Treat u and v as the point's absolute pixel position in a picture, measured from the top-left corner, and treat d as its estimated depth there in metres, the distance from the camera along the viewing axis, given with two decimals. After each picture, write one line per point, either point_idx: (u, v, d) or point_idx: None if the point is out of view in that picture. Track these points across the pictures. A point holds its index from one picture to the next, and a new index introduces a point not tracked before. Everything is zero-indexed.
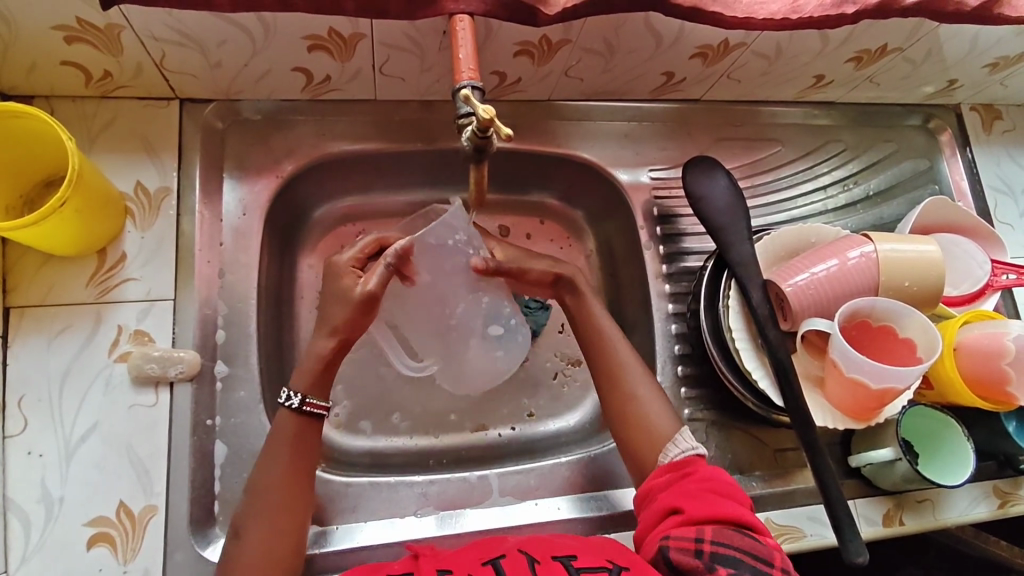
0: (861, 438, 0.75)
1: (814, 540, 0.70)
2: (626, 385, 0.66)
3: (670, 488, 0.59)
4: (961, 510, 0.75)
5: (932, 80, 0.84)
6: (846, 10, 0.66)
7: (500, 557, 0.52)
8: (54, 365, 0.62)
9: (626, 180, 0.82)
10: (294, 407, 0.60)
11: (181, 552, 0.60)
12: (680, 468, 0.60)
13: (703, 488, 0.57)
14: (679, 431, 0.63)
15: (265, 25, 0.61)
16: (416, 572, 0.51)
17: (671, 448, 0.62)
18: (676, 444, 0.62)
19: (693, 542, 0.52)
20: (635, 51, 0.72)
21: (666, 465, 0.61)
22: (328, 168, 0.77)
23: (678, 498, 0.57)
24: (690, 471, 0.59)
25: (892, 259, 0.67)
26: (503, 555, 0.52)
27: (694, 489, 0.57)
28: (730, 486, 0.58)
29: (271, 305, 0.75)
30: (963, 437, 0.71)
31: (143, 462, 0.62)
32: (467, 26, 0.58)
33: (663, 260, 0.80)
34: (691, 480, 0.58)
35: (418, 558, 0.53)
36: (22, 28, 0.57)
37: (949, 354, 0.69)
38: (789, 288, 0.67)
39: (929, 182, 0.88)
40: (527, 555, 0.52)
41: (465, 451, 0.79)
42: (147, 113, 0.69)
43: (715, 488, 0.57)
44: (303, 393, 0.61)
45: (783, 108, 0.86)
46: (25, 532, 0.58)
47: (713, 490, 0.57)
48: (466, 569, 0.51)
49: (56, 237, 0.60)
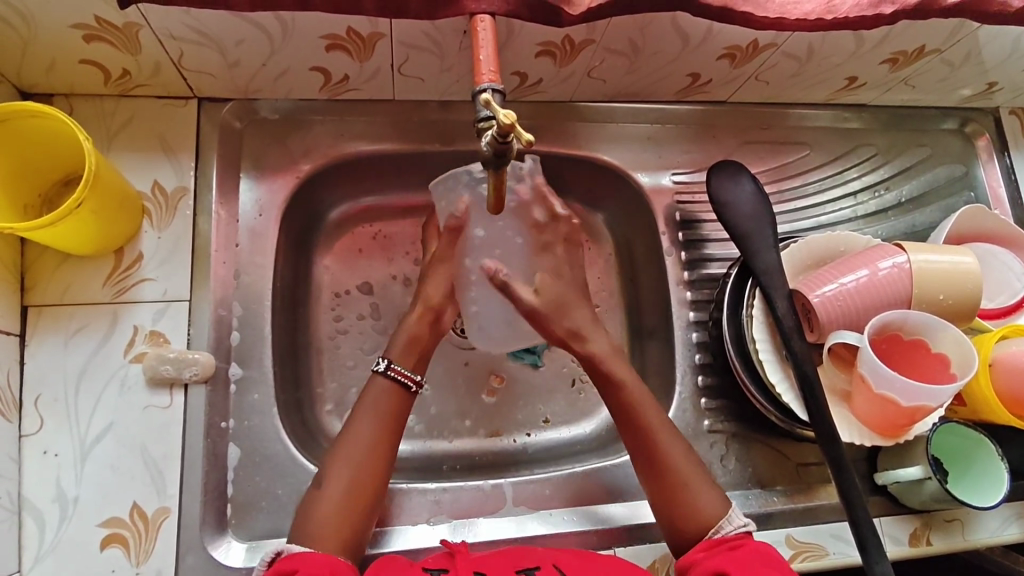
0: (889, 454, 0.73)
1: (836, 559, 0.68)
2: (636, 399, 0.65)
3: (715, 555, 0.57)
4: (992, 531, 0.73)
5: (971, 83, 0.80)
6: (884, 10, 0.63)
7: (534, 569, 0.52)
8: (70, 365, 0.62)
9: (648, 184, 0.80)
10: (382, 369, 0.64)
11: (193, 556, 0.60)
12: (727, 541, 0.58)
13: (751, 555, 0.55)
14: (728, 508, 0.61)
15: (282, 25, 0.60)
16: (451, 570, 0.51)
17: (723, 524, 0.60)
18: (728, 520, 0.60)
19: None
20: (660, 52, 0.70)
21: (714, 539, 0.59)
22: (345, 169, 0.76)
23: (724, 563, 0.55)
24: (739, 544, 0.57)
25: (926, 271, 0.64)
26: (537, 565, 0.52)
27: (742, 557, 0.55)
28: (781, 559, 0.56)
29: (286, 306, 0.74)
30: (996, 457, 0.68)
31: (158, 463, 0.61)
32: (488, 26, 0.56)
33: (684, 267, 0.78)
34: (740, 550, 0.56)
35: (453, 556, 0.53)
36: (41, 26, 0.57)
37: (984, 371, 0.66)
38: (816, 299, 0.65)
39: (964, 189, 0.85)
40: (560, 571, 0.52)
41: (479, 458, 0.77)
42: (165, 112, 0.69)
43: (764, 557, 0.55)
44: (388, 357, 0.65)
45: (812, 111, 0.83)
46: (39, 531, 0.58)
47: (763, 559, 0.54)
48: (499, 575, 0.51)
49: (73, 236, 0.60)
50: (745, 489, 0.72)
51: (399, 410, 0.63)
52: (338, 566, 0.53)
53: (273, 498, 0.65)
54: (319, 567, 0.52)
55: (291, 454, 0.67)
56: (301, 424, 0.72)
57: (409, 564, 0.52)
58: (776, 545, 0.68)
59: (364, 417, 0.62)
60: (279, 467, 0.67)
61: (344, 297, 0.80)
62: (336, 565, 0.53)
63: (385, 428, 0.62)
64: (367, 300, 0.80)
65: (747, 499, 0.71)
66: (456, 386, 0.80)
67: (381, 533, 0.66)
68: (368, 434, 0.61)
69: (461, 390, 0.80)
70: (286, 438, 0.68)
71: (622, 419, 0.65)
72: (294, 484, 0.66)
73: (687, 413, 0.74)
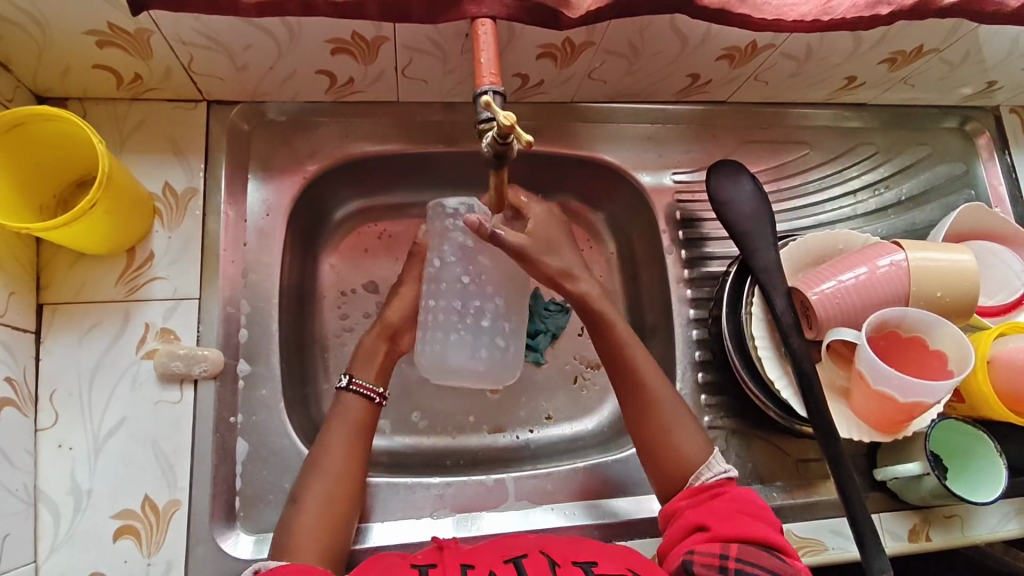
0: (888, 450, 0.74)
1: (835, 554, 0.69)
2: (635, 395, 0.65)
3: (696, 506, 0.59)
4: (990, 527, 0.73)
5: (971, 82, 0.81)
6: (880, 11, 0.64)
7: (521, 557, 0.53)
8: (84, 361, 0.64)
9: (649, 183, 0.81)
10: (343, 384, 0.67)
11: (202, 548, 0.62)
12: (709, 489, 0.60)
13: (731, 505, 0.57)
14: (711, 455, 0.63)
15: (289, 29, 0.61)
16: (438, 565, 0.52)
17: (704, 471, 0.61)
18: (710, 468, 0.61)
19: (717, 558, 0.52)
20: (660, 53, 0.71)
21: (696, 487, 0.61)
22: (351, 169, 0.78)
23: (706, 514, 0.57)
24: (720, 492, 0.59)
25: (924, 269, 0.65)
26: (524, 553, 0.54)
27: (721, 508, 0.57)
28: (762, 507, 0.58)
29: (293, 304, 0.76)
30: (995, 454, 0.68)
31: (168, 457, 0.63)
32: (489, 29, 0.57)
33: (685, 265, 0.79)
34: (721, 499, 0.58)
35: (441, 549, 0.54)
36: (56, 34, 0.59)
37: (982, 368, 0.67)
38: (814, 296, 0.66)
39: (964, 187, 0.85)
40: (548, 557, 0.53)
41: (482, 453, 0.79)
42: (175, 114, 0.71)
43: (741, 507, 0.57)
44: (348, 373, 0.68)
45: (813, 110, 0.84)
46: (54, 523, 0.60)
47: (745, 508, 0.57)
48: (487, 566, 0.52)
49: (87, 236, 0.61)
50: (745, 484, 0.73)
51: (367, 417, 0.66)
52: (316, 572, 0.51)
53: (280, 491, 0.67)
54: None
55: (298, 448, 0.69)
56: (308, 420, 0.74)
57: (399, 565, 0.52)
58: None
59: (337, 426, 0.65)
60: (286, 462, 0.68)
61: (350, 296, 0.81)
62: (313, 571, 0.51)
63: (363, 435, 0.65)
64: (372, 299, 0.81)
65: None
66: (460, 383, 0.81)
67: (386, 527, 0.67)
68: (350, 437, 0.64)
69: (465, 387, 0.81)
70: (293, 434, 0.69)
71: (632, 396, 0.66)
72: None
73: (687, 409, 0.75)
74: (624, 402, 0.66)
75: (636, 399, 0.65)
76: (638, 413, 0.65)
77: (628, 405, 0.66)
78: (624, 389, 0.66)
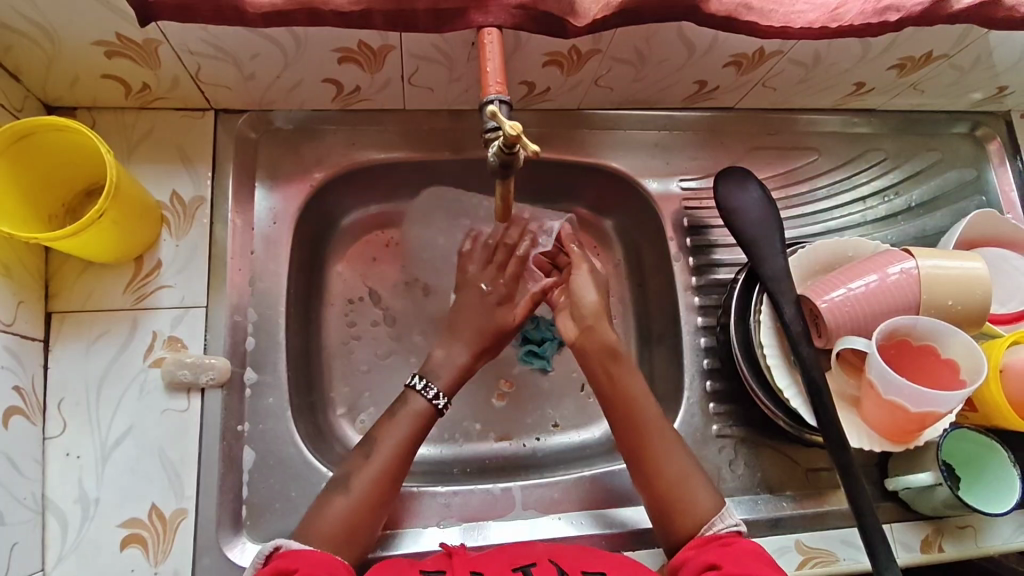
0: (899, 460, 0.73)
1: (847, 565, 0.68)
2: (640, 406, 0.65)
3: (707, 551, 0.56)
4: (1005, 537, 0.72)
5: (982, 86, 0.80)
6: (889, 18, 0.64)
7: (531, 565, 0.53)
8: (92, 369, 0.64)
9: (656, 190, 0.80)
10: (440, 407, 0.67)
11: (208, 557, 0.62)
12: (720, 537, 0.58)
13: (740, 551, 0.55)
14: (721, 508, 0.61)
15: (297, 39, 0.62)
16: (449, 570, 0.53)
17: (716, 522, 0.60)
18: (722, 518, 0.60)
19: None
20: (667, 60, 0.70)
21: (708, 535, 0.58)
22: (358, 176, 0.78)
23: (718, 558, 0.55)
24: (729, 540, 0.57)
25: (936, 276, 0.64)
26: (533, 562, 0.54)
27: (734, 551, 0.55)
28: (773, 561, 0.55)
29: (300, 312, 0.76)
30: (1008, 462, 0.67)
31: (175, 466, 0.63)
32: (495, 38, 0.58)
33: (692, 272, 0.79)
34: (732, 547, 0.56)
35: (451, 557, 0.54)
36: (66, 44, 0.59)
37: (995, 377, 0.66)
38: (824, 304, 0.65)
39: (976, 193, 0.84)
40: (558, 566, 0.53)
41: (489, 462, 0.78)
42: (183, 123, 0.71)
43: (755, 552, 0.55)
44: (447, 396, 0.68)
45: (821, 116, 0.83)
46: (61, 531, 0.60)
47: (753, 554, 0.55)
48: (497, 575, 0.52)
49: (95, 246, 0.62)
50: (754, 494, 0.72)
51: (421, 432, 0.66)
52: (342, 573, 0.54)
53: (286, 500, 0.67)
54: (316, 566, 0.53)
55: (305, 457, 0.69)
56: (314, 427, 0.74)
57: (409, 568, 0.53)
58: (785, 551, 0.68)
59: None
60: (292, 470, 0.68)
61: (358, 303, 0.81)
62: (338, 570, 0.54)
63: (408, 442, 0.65)
64: (379, 307, 0.81)
65: (756, 504, 0.71)
66: (467, 389, 0.81)
67: (390, 536, 0.67)
68: None
69: (471, 394, 0.81)
70: (299, 442, 0.69)
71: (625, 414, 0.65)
72: (307, 486, 0.68)
73: (695, 418, 0.75)
74: (617, 427, 0.66)
75: (630, 421, 0.65)
76: (636, 429, 0.65)
77: (620, 423, 0.66)
78: (619, 417, 0.66)
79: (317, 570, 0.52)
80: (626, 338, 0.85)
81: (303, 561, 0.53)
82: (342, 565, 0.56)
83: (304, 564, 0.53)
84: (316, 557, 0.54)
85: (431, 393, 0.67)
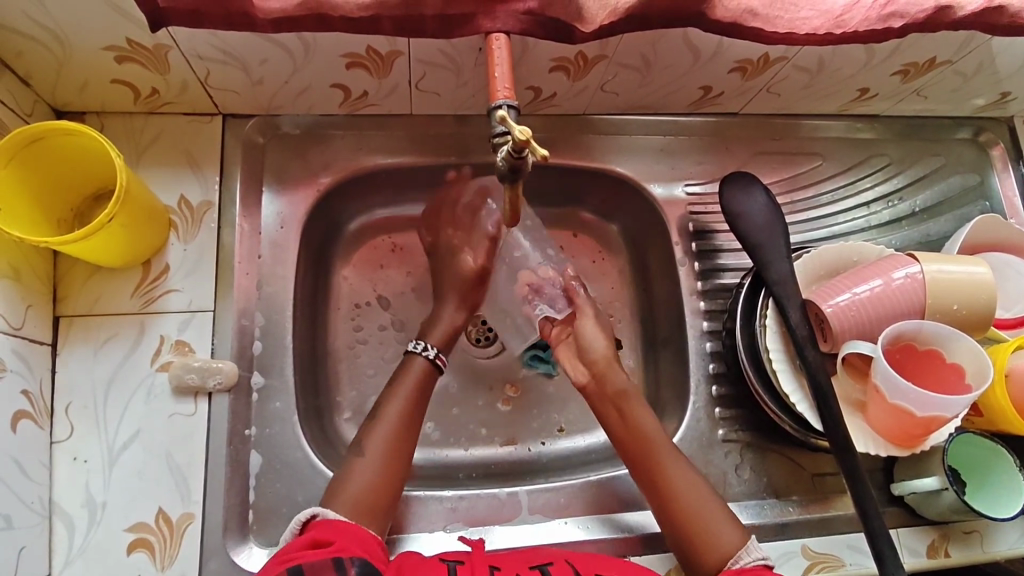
0: (905, 465, 0.73)
1: (853, 570, 0.68)
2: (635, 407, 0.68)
3: None
4: (1012, 542, 0.72)
5: (983, 93, 0.80)
6: (892, 24, 0.64)
7: (548, 563, 0.54)
8: (100, 373, 0.64)
9: (661, 195, 0.81)
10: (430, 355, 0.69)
11: (215, 560, 0.62)
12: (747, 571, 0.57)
13: None
14: (747, 542, 0.60)
15: (305, 44, 0.62)
16: (466, 562, 0.53)
17: (743, 555, 0.59)
18: (748, 552, 0.59)
19: None
20: (671, 67, 0.71)
21: (734, 568, 0.57)
22: (364, 182, 0.78)
23: None
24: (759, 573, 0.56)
25: (941, 281, 0.64)
26: (550, 562, 0.54)
27: None
28: None
29: (306, 315, 0.76)
30: (1014, 468, 0.67)
31: (182, 469, 0.63)
32: (503, 44, 0.58)
33: (697, 277, 0.79)
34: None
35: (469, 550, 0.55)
36: (76, 50, 0.60)
37: (1000, 382, 0.66)
38: (828, 309, 0.65)
39: (979, 198, 0.85)
40: (574, 566, 0.53)
41: (495, 466, 0.78)
42: (191, 128, 0.71)
43: None
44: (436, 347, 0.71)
45: (825, 122, 0.84)
46: (69, 536, 0.60)
47: None
48: (514, 569, 0.52)
49: (104, 249, 0.62)
50: (760, 499, 0.72)
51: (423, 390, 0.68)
52: (372, 548, 0.54)
53: (294, 504, 0.67)
54: (351, 541, 0.53)
55: (311, 461, 0.69)
56: (321, 431, 0.74)
57: (428, 558, 0.53)
58: (791, 555, 0.68)
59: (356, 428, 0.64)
60: (298, 475, 0.68)
61: (364, 308, 0.81)
62: (369, 544, 0.55)
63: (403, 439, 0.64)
64: (386, 312, 0.82)
65: (762, 509, 0.71)
66: (472, 394, 0.81)
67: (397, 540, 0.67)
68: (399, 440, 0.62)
69: (478, 400, 0.81)
70: (306, 445, 0.69)
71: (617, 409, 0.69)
72: (314, 490, 0.68)
73: (701, 422, 0.75)
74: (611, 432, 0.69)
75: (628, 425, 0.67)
76: (637, 430, 0.67)
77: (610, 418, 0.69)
78: (612, 417, 0.69)
79: (352, 544, 0.53)
80: (631, 344, 0.85)
81: (338, 535, 0.53)
82: (374, 538, 0.56)
83: (336, 536, 0.53)
84: (348, 529, 0.55)
85: (420, 347, 0.70)
